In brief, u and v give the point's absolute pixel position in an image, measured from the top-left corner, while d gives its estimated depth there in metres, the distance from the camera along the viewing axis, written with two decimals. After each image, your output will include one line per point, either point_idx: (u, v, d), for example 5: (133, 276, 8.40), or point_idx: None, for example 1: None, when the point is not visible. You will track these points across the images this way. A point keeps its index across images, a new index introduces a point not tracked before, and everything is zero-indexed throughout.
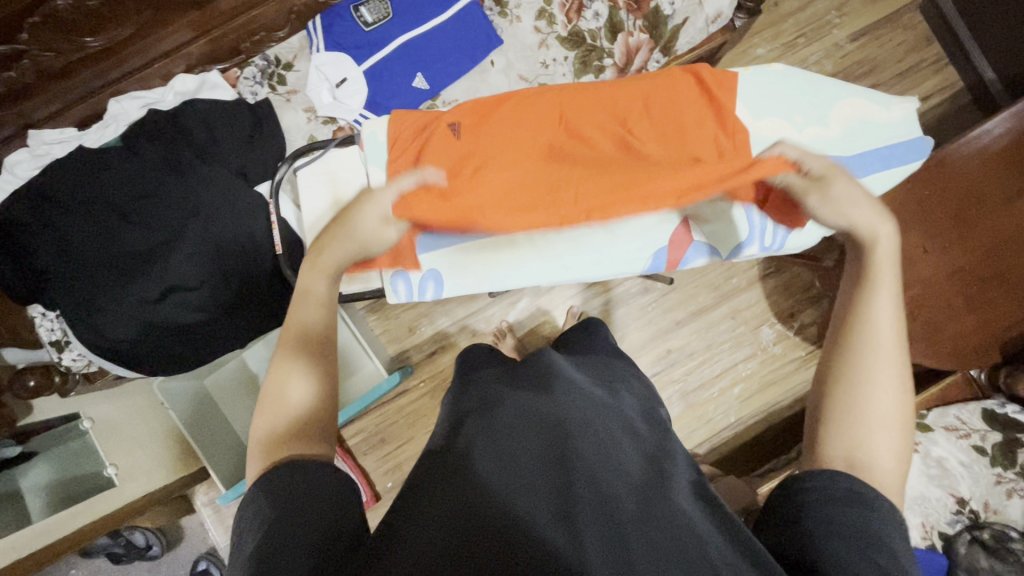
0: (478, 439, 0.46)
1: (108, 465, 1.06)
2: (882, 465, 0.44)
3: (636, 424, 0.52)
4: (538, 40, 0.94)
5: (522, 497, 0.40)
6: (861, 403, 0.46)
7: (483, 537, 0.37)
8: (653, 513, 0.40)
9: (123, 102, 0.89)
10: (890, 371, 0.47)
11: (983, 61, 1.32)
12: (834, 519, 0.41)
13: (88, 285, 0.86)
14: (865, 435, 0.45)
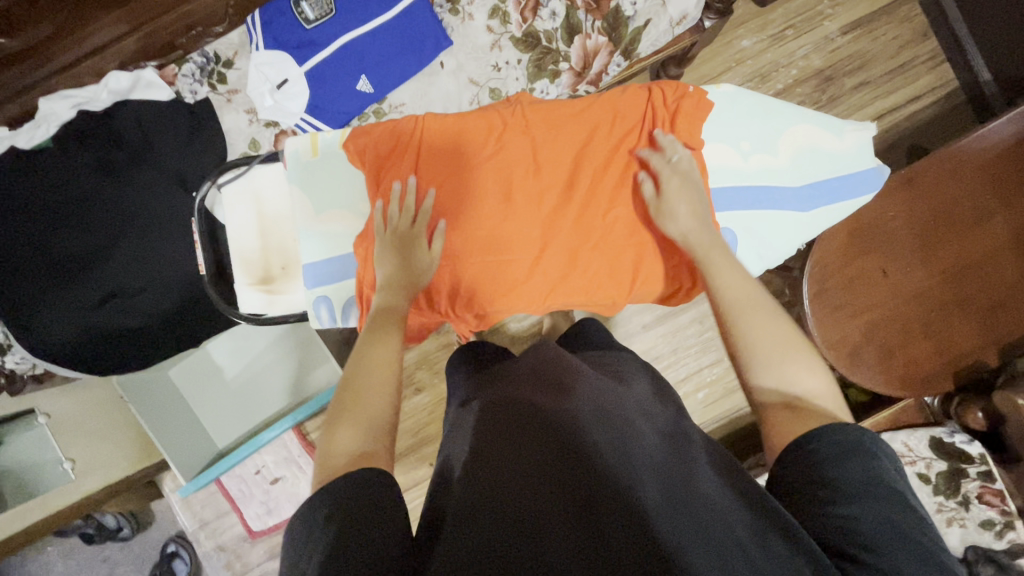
0: (496, 443, 0.45)
1: (63, 460, 1.07)
2: (812, 387, 0.49)
3: (651, 404, 0.51)
4: (490, 41, 0.88)
5: (549, 502, 0.39)
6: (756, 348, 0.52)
7: (516, 549, 0.35)
8: (677, 496, 0.39)
9: (53, 101, 0.85)
10: (760, 313, 0.55)
11: (982, 62, 1.23)
12: (854, 473, 0.41)
13: (26, 289, 0.84)
14: (784, 380, 0.50)
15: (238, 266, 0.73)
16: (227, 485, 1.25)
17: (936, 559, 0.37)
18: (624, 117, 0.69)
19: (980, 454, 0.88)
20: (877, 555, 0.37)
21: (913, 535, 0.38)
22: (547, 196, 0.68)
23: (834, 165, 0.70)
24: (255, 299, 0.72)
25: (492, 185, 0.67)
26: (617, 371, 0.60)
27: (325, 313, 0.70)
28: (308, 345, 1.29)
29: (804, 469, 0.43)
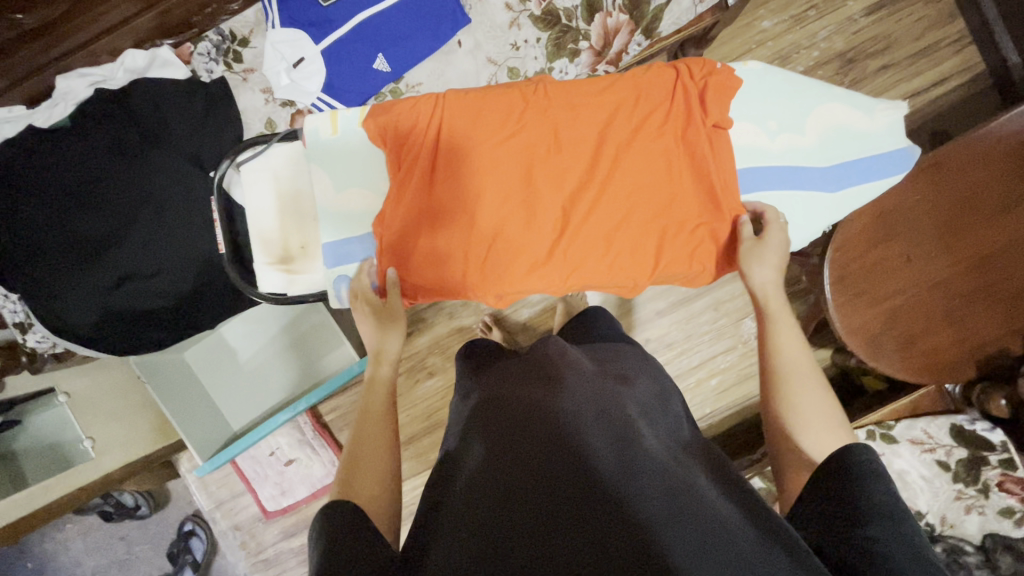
0: (505, 449, 0.47)
1: (84, 439, 1.08)
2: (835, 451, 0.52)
3: (650, 412, 0.54)
4: (509, 19, 0.86)
5: (553, 508, 0.41)
6: (800, 414, 0.54)
7: (520, 555, 0.38)
8: (681, 505, 0.40)
9: (69, 80, 0.85)
10: (813, 387, 0.55)
11: (1010, 44, 1.19)
12: (872, 494, 0.44)
13: (45, 268, 0.85)
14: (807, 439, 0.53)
15: (256, 245, 0.73)
16: (243, 466, 1.27)
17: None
18: (649, 94, 0.67)
19: (1001, 442, 0.88)
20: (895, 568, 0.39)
21: (926, 553, 0.41)
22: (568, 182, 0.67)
23: (862, 147, 0.68)
24: (274, 277, 0.72)
25: (510, 172, 0.67)
26: (624, 371, 0.62)
27: (345, 292, 0.71)
28: (322, 329, 1.30)
29: (831, 489, 0.46)
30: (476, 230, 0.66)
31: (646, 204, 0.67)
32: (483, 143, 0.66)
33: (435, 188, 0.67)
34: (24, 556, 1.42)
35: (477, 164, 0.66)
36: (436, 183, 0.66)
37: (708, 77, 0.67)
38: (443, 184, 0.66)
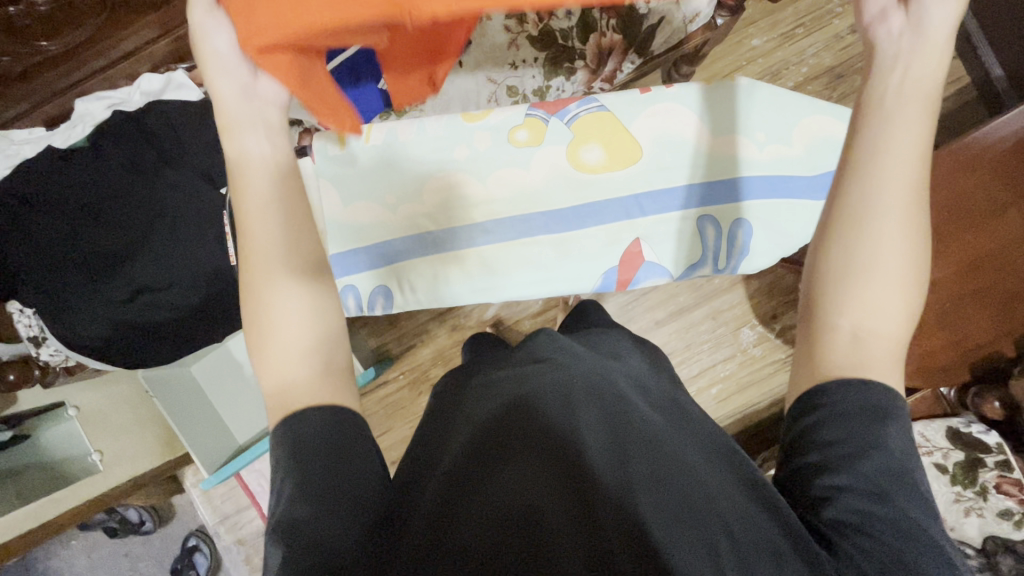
0: (491, 415, 0.49)
1: (92, 451, 1.11)
2: (887, 326, 0.45)
3: (642, 386, 0.56)
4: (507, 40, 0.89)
5: (531, 468, 0.42)
6: (858, 262, 0.45)
7: (494, 506, 0.38)
8: (664, 472, 0.41)
9: (89, 103, 0.90)
10: (891, 231, 0.45)
11: (992, 57, 1.23)
12: (859, 431, 0.41)
13: (59, 283, 0.87)
14: (868, 301, 0.45)
15: None
16: (247, 480, 1.28)
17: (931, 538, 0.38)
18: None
19: (997, 444, 0.89)
20: (862, 528, 0.38)
21: (911, 517, 0.38)
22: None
23: None
24: None
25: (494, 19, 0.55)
26: (614, 350, 0.65)
27: (349, 302, 0.72)
28: None
29: (808, 423, 0.44)
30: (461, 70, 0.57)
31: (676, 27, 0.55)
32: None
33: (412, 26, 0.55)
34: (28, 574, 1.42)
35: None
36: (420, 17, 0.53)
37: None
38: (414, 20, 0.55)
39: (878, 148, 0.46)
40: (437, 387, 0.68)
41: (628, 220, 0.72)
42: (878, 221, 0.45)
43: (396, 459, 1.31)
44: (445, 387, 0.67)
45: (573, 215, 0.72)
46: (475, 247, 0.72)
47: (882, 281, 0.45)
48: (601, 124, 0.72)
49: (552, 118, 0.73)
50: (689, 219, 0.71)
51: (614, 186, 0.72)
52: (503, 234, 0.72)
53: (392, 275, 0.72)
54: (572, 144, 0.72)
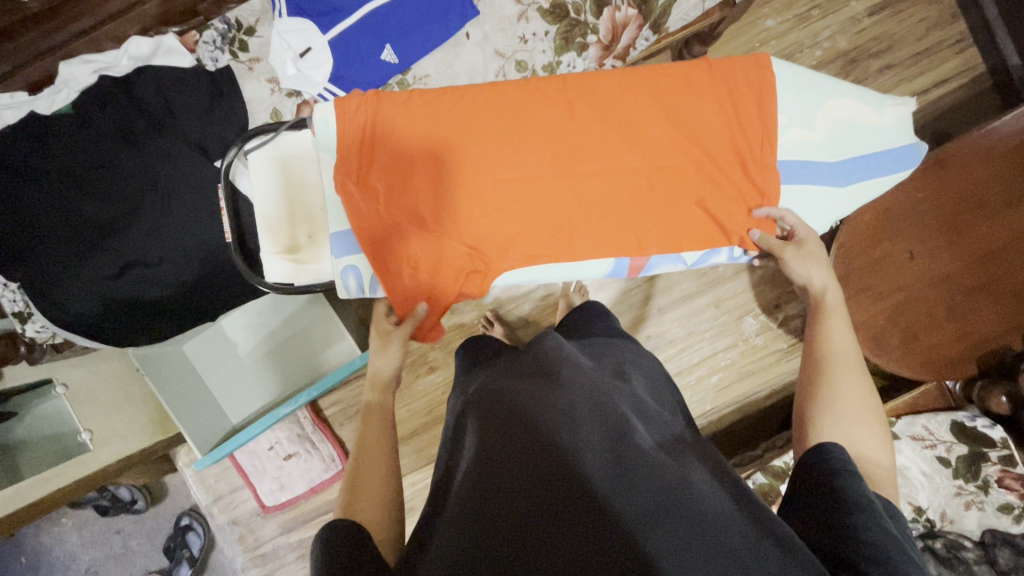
0: (494, 440, 0.48)
1: (82, 430, 1.07)
2: (869, 457, 0.50)
3: (644, 408, 0.55)
4: (517, 12, 0.87)
5: (534, 501, 0.41)
6: (836, 406, 0.52)
7: (500, 547, 0.38)
8: (670, 499, 0.41)
9: (73, 66, 0.84)
10: (852, 379, 0.54)
11: (1010, 44, 1.20)
12: (856, 487, 0.45)
13: (47, 256, 0.84)
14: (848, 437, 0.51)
15: (263, 233, 0.72)
16: (241, 461, 1.26)
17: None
18: (652, 89, 0.69)
19: (1001, 439, 0.88)
20: (873, 560, 0.39)
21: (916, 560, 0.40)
22: (572, 185, 0.69)
23: (871, 142, 0.69)
24: (281, 266, 0.71)
25: (515, 123, 0.69)
26: (619, 365, 0.64)
27: (353, 283, 0.70)
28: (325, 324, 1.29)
29: (813, 479, 0.47)
30: (483, 156, 0.68)
31: (654, 133, 0.69)
32: (511, 100, 0.69)
33: (452, 127, 0.69)
34: (18, 551, 1.41)
35: (504, 113, 0.69)
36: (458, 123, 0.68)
37: (734, 67, 0.69)
38: (452, 125, 0.69)
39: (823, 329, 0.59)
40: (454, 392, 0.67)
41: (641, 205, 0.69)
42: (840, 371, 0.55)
43: None
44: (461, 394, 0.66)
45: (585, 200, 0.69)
46: None
47: (855, 421, 0.51)
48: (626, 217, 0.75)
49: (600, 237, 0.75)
50: None
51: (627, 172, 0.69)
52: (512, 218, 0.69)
53: None
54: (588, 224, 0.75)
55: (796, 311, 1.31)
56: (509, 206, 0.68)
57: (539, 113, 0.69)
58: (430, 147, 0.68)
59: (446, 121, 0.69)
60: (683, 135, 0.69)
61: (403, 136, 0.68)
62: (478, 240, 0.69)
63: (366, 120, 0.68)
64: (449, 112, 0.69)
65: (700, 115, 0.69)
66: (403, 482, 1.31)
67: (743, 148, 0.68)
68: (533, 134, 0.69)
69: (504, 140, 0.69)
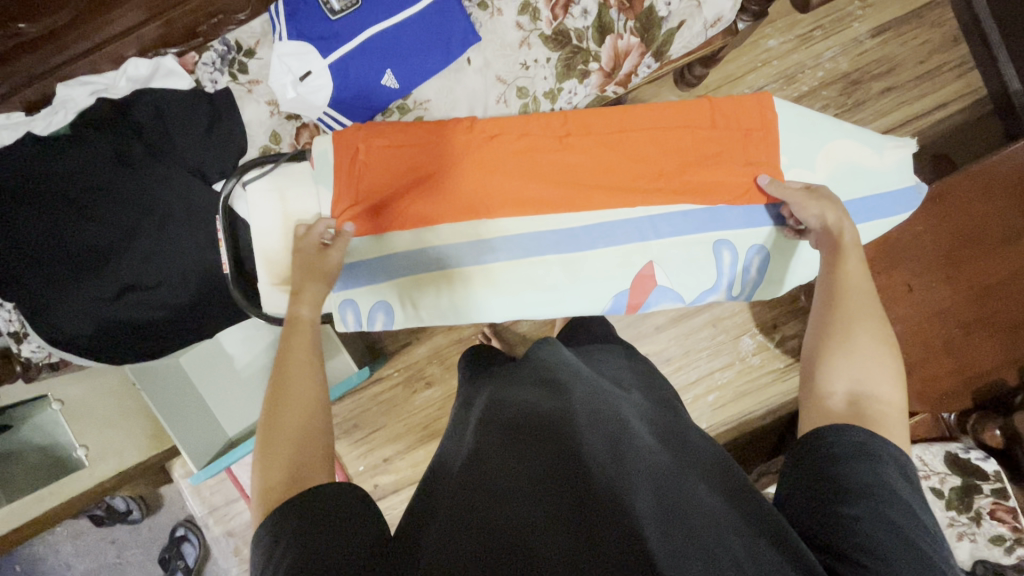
0: (497, 443, 0.49)
1: (78, 447, 1.07)
2: (881, 396, 0.50)
3: (646, 416, 0.55)
4: (519, 38, 0.87)
5: (535, 501, 0.42)
6: (848, 347, 0.53)
7: (501, 539, 0.39)
8: (668, 504, 0.42)
9: (71, 88, 0.84)
10: (869, 319, 0.54)
11: (1012, 70, 1.19)
12: (859, 470, 0.44)
13: (43, 278, 0.83)
14: (862, 377, 0.51)
15: (261, 266, 0.72)
16: (237, 474, 1.26)
17: (935, 564, 0.39)
18: (650, 125, 0.69)
19: (995, 471, 0.89)
20: (871, 554, 0.39)
21: (918, 541, 0.40)
22: (577, 194, 0.68)
23: (871, 184, 0.69)
24: (279, 300, 0.71)
25: (525, 140, 0.69)
26: (615, 375, 0.64)
27: (350, 317, 0.70)
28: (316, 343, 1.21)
29: (814, 463, 0.47)
30: (491, 175, 0.68)
31: (653, 158, 0.69)
32: (525, 123, 0.70)
33: (461, 148, 0.68)
34: (12, 560, 1.41)
35: (519, 135, 0.69)
36: (466, 148, 0.69)
37: (739, 105, 0.69)
38: (460, 151, 0.69)
39: (838, 280, 0.57)
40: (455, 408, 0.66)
41: (641, 242, 0.69)
42: (860, 335, 0.53)
43: (388, 457, 1.30)
44: (462, 406, 0.65)
45: (584, 235, 0.69)
46: (481, 265, 0.69)
47: (868, 362, 0.51)
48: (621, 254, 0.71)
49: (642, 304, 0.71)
50: (705, 244, 0.69)
51: (629, 205, 0.69)
52: (510, 252, 0.68)
53: (391, 291, 0.70)
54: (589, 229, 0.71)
55: (794, 331, 1.31)
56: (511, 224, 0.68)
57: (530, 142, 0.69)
58: (434, 177, 0.68)
59: (456, 148, 0.69)
60: (672, 175, 0.69)
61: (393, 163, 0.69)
62: (480, 268, 0.68)
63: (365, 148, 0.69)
64: (461, 134, 0.69)
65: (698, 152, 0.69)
66: (398, 496, 1.31)
67: (735, 178, 0.68)
68: (543, 156, 0.69)
69: (512, 159, 0.69)
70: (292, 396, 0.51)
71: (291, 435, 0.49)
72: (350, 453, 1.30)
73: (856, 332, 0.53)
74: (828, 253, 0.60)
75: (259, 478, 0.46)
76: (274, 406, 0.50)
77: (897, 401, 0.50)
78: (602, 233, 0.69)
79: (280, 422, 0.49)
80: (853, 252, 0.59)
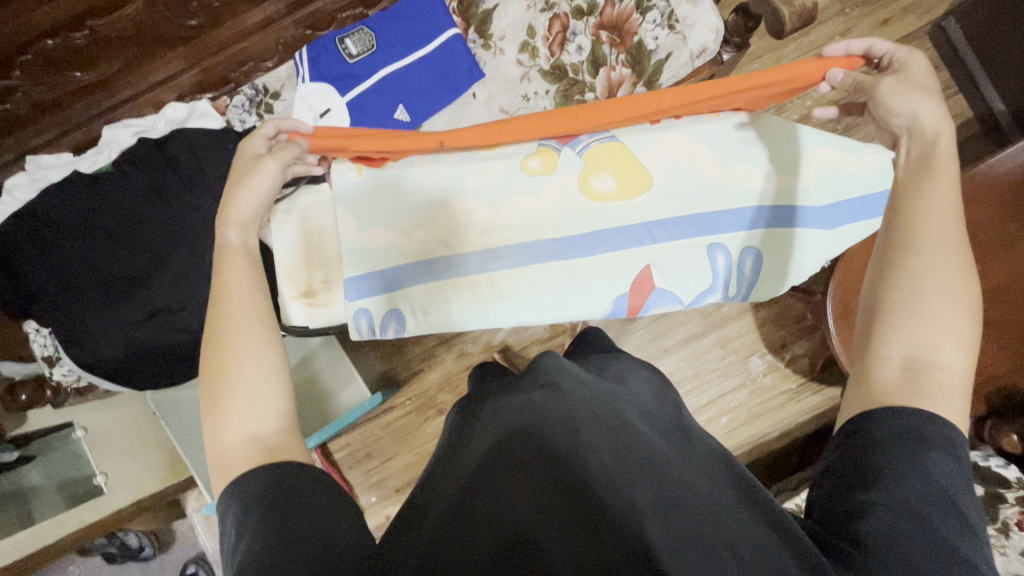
0: (493, 444, 0.45)
1: (97, 473, 1.10)
2: (945, 360, 0.42)
3: (646, 412, 0.52)
4: (520, 73, 0.97)
5: (532, 501, 0.39)
6: (919, 296, 0.44)
7: (494, 544, 0.36)
8: (669, 498, 0.39)
9: (115, 130, 0.93)
10: (950, 261, 0.45)
11: (994, 92, 1.23)
12: (896, 458, 0.39)
13: (80, 303, 0.89)
14: (930, 332, 0.43)
15: (283, 279, 0.76)
16: None
17: (974, 564, 0.34)
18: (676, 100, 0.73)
19: (1018, 479, 0.88)
20: (891, 545, 0.35)
21: (949, 535, 0.35)
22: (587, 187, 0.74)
23: (852, 186, 0.73)
24: (300, 311, 0.75)
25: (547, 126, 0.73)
26: (618, 373, 0.62)
27: (364, 324, 0.74)
28: (329, 369, 1.23)
29: (847, 449, 0.42)
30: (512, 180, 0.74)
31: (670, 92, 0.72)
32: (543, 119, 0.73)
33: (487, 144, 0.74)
34: None
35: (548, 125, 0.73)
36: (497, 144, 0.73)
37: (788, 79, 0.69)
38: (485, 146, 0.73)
39: (914, 216, 0.49)
40: (453, 411, 0.64)
41: (638, 247, 0.73)
42: (931, 285, 0.44)
43: (401, 487, 1.29)
44: (459, 411, 0.63)
45: (583, 242, 0.73)
46: (487, 273, 0.73)
47: (937, 315, 0.43)
48: (623, 210, 0.73)
49: (643, 307, 0.74)
50: (700, 247, 0.73)
51: (624, 216, 0.73)
52: (514, 260, 0.73)
53: (403, 300, 0.73)
54: (595, 220, 0.73)
55: (803, 350, 1.31)
56: (525, 234, 0.73)
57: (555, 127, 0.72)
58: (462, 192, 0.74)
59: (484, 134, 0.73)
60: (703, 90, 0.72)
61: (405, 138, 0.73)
62: (489, 275, 0.73)
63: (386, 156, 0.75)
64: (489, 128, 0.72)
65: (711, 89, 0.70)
66: None
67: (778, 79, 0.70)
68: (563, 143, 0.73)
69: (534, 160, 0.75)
70: (226, 342, 0.48)
71: (236, 381, 0.46)
72: (363, 483, 1.30)
73: (925, 275, 0.45)
74: (908, 179, 0.52)
75: (213, 432, 0.45)
76: (218, 352, 0.48)
77: (961, 369, 0.42)
78: (602, 242, 0.73)
79: (226, 369, 0.47)
80: (931, 178, 0.51)
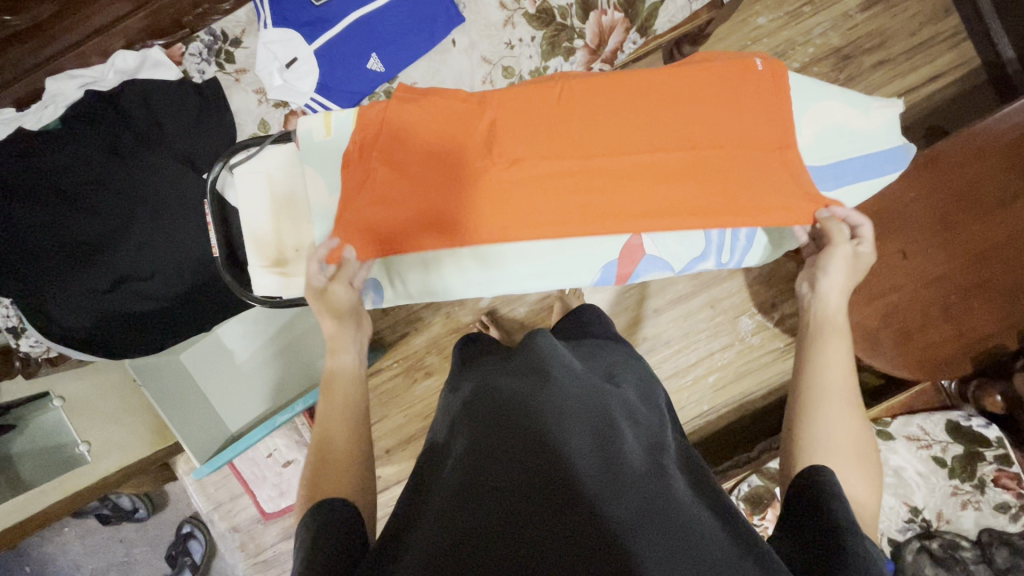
0: (481, 445, 0.44)
1: (80, 442, 1.07)
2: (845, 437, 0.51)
3: (637, 415, 0.50)
4: (503, 17, 0.88)
5: (519, 508, 0.38)
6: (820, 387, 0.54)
7: (481, 553, 0.35)
8: (654, 511, 0.38)
9: (60, 81, 0.85)
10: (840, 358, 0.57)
11: (1004, 38, 1.16)
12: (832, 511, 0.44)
13: (39, 272, 0.84)
14: (834, 422, 0.52)
15: (251, 248, 0.73)
16: (239, 467, 1.21)
17: None
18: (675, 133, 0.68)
19: (997, 438, 0.89)
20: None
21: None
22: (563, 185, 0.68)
23: (857, 145, 0.70)
24: (271, 281, 0.72)
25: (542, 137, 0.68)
26: (608, 369, 0.59)
27: None
28: (314, 334, 1.20)
29: (799, 498, 0.48)
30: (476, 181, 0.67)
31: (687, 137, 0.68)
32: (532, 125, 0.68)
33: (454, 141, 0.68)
34: (22, 560, 1.42)
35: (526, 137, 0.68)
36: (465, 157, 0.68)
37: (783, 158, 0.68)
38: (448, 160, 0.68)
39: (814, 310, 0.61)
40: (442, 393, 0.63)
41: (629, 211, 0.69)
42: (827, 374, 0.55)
43: (391, 448, 1.30)
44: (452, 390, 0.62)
45: None
46: None
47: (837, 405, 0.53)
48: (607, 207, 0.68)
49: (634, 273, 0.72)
50: None
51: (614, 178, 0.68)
52: None
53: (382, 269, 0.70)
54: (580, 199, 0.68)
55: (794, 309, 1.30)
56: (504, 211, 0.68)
57: (555, 134, 0.68)
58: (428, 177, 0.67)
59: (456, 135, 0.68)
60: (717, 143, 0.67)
61: (411, 197, 0.67)
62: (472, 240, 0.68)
63: (375, 163, 0.67)
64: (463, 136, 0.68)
65: (766, 161, 0.68)
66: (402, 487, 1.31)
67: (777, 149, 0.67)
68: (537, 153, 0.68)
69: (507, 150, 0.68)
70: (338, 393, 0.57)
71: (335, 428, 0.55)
72: None
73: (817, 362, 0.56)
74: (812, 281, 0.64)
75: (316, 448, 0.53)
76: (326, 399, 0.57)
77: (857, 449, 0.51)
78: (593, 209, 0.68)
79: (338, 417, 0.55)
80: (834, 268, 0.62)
